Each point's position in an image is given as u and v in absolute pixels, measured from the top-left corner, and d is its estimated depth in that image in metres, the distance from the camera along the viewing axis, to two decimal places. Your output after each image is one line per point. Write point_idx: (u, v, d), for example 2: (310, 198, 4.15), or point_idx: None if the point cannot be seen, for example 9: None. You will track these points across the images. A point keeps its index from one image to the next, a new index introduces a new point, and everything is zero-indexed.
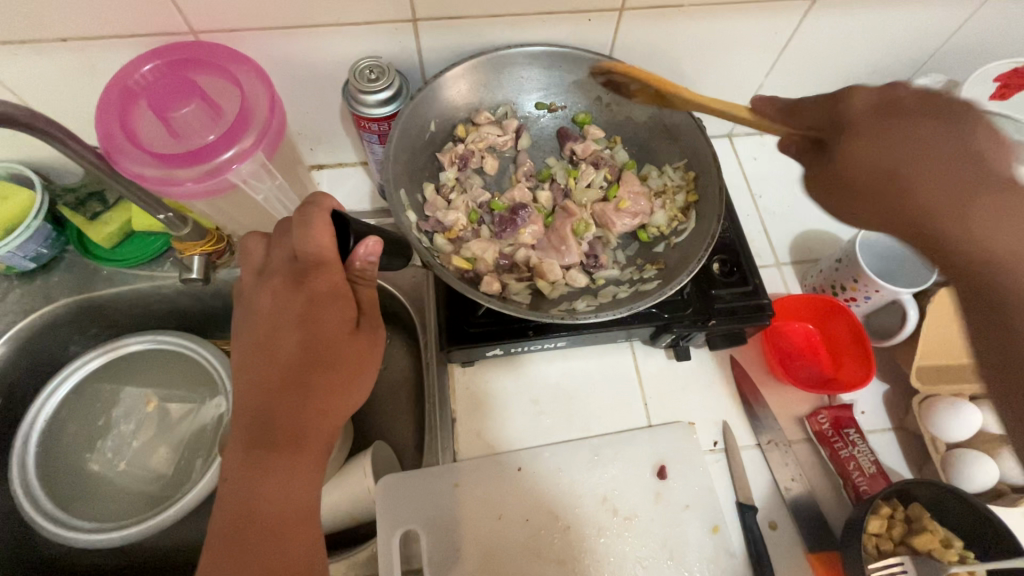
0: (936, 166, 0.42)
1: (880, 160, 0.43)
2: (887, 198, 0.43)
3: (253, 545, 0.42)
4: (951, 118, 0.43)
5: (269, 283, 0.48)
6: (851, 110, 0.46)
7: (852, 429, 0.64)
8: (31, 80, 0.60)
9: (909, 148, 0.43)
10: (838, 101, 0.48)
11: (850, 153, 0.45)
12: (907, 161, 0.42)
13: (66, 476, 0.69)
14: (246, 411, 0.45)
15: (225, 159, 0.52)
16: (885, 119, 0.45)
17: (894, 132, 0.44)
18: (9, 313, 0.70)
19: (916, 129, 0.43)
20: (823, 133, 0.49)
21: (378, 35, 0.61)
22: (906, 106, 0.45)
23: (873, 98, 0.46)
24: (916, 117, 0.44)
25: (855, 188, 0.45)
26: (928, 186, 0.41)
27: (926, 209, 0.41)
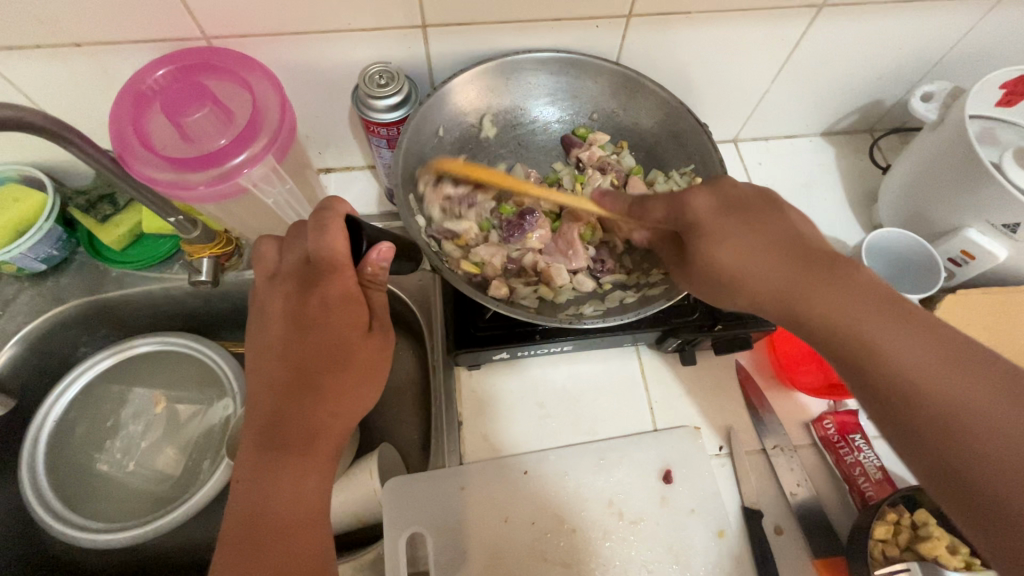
0: (762, 257, 0.47)
1: (729, 260, 0.48)
2: (754, 292, 0.47)
3: (266, 546, 0.42)
4: (747, 207, 0.50)
5: (282, 286, 0.49)
6: (694, 213, 0.50)
7: (858, 435, 0.64)
8: (46, 84, 0.61)
9: (745, 247, 0.48)
10: (681, 203, 0.52)
11: (706, 254, 0.49)
12: (741, 258, 0.48)
13: (75, 476, 0.69)
14: (259, 413, 0.46)
15: (236, 163, 0.53)
16: (719, 218, 0.49)
17: (738, 230, 0.48)
18: (20, 314, 0.70)
19: (743, 228, 0.48)
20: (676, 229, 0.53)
21: (388, 41, 0.62)
22: (733, 208, 0.50)
23: (714, 189, 0.51)
24: (744, 215, 0.49)
25: (717, 287, 0.50)
26: (763, 272, 0.47)
27: (782, 294, 0.46)
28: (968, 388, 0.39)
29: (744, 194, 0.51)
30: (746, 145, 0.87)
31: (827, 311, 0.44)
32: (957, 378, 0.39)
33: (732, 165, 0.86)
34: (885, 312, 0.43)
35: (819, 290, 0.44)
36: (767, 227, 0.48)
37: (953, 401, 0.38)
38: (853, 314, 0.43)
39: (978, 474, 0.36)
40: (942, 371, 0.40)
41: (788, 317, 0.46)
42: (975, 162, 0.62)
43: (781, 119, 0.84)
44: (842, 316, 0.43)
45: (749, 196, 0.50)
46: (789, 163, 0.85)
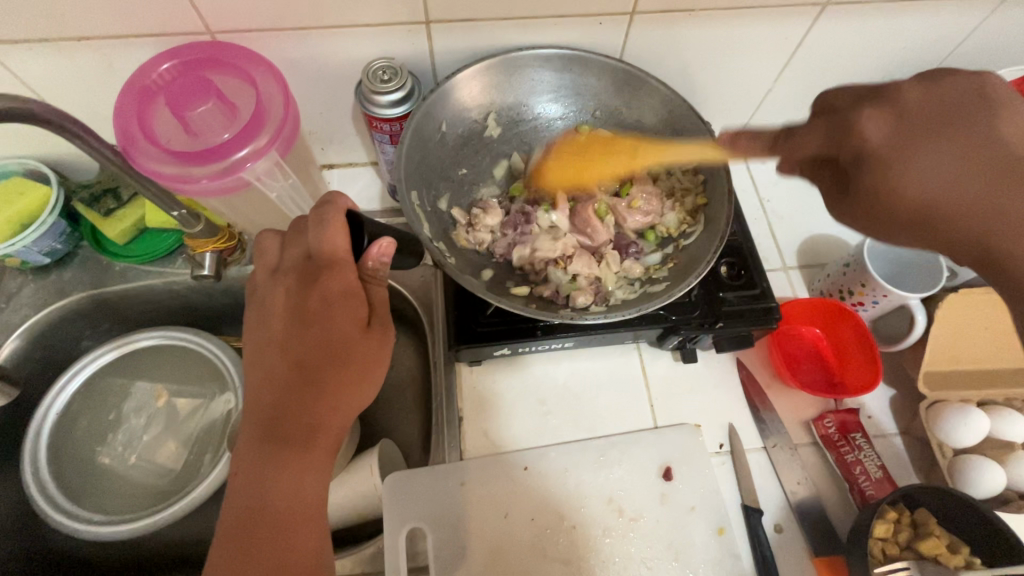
0: (975, 189, 0.41)
1: (925, 190, 0.42)
2: (928, 222, 0.42)
3: (265, 538, 0.42)
4: (980, 122, 0.42)
5: (283, 281, 0.49)
6: (869, 139, 0.44)
7: (858, 434, 0.64)
8: (51, 78, 0.61)
9: (949, 175, 0.42)
10: (851, 129, 0.45)
11: (899, 183, 0.42)
12: (937, 185, 0.41)
13: (77, 469, 0.69)
14: (259, 407, 0.46)
15: (240, 157, 0.53)
16: (903, 142, 0.43)
17: (925, 153, 0.42)
18: (23, 307, 0.71)
19: (950, 152, 0.42)
20: (837, 158, 0.46)
21: (392, 37, 0.62)
22: (919, 124, 0.43)
23: (888, 111, 0.44)
24: (944, 134, 0.42)
25: (896, 223, 0.44)
26: (970, 201, 0.41)
27: (977, 225, 0.41)
28: None
29: (941, 107, 0.43)
30: None
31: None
32: None
33: (734, 164, 0.86)
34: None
35: (1017, 213, 0.40)
36: (962, 139, 0.42)
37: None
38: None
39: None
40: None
41: (969, 248, 0.42)
42: None
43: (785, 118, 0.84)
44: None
45: (948, 110, 0.43)
46: None
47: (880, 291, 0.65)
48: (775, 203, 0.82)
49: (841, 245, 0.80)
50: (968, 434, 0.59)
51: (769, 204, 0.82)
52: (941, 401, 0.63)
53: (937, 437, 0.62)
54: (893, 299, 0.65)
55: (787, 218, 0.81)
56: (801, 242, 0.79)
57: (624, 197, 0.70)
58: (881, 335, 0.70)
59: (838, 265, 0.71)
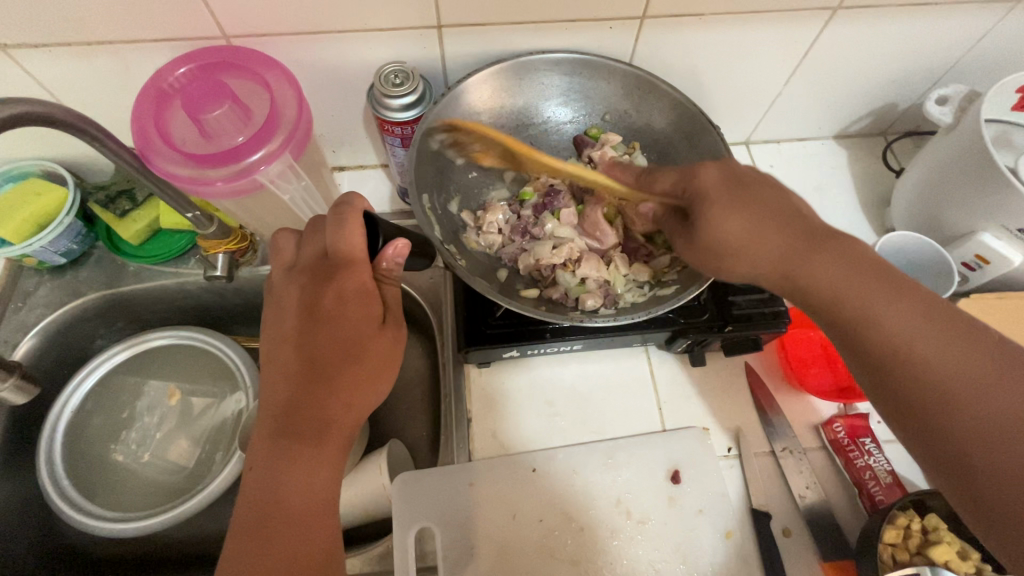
0: (772, 229, 0.48)
1: (735, 230, 0.48)
2: (741, 256, 0.49)
3: (277, 535, 0.42)
4: (766, 185, 0.50)
5: (298, 279, 0.50)
6: (701, 184, 0.50)
7: (868, 438, 0.64)
8: (69, 81, 0.62)
9: (752, 217, 0.48)
10: (689, 177, 0.51)
11: (713, 223, 0.49)
12: (746, 226, 0.48)
13: (91, 467, 0.70)
14: (273, 404, 0.46)
15: (254, 160, 0.54)
16: (725, 192, 0.49)
17: (734, 204, 0.48)
18: (39, 306, 0.72)
19: (753, 199, 0.49)
20: (678, 202, 0.53)
21: (405, 41, 0.62)
22: (744, 179, 0.50)
23: (714, 170, 0.51)
24: (748, 189, 0.50)
25: (719, 256, 0.50)
26: (768, 240, 0.48)
27: (774, 263, 0.48)
28: (959, 363, 0.42)
29: (750, 172, 0.52)
30: (758, 147, 0.87)
31: (825, 280, 0.46)
32: (948, 350, 0.43)
33: None
34: (869, 278, 0.46)
35: (805, 254, 0.47)
36: (763, 195, 0.49)
37: (918, 347, 0.43)
38: (853, 279, 0.46)
39: (960, 430, 0.41)
40: (933, 344, 0.43)
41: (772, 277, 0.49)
42: (991, 166, 0.61)
43: (793, 121, 0.84)
44: (823, 279, 0.47)
45: (753, 174, 0.51)
46: (801, 166, 0.85)
47: None
48: None
49: None
50: None
51: None
52: None
53: None
54: None
55: None
56: None
57: None
58: None
59: None
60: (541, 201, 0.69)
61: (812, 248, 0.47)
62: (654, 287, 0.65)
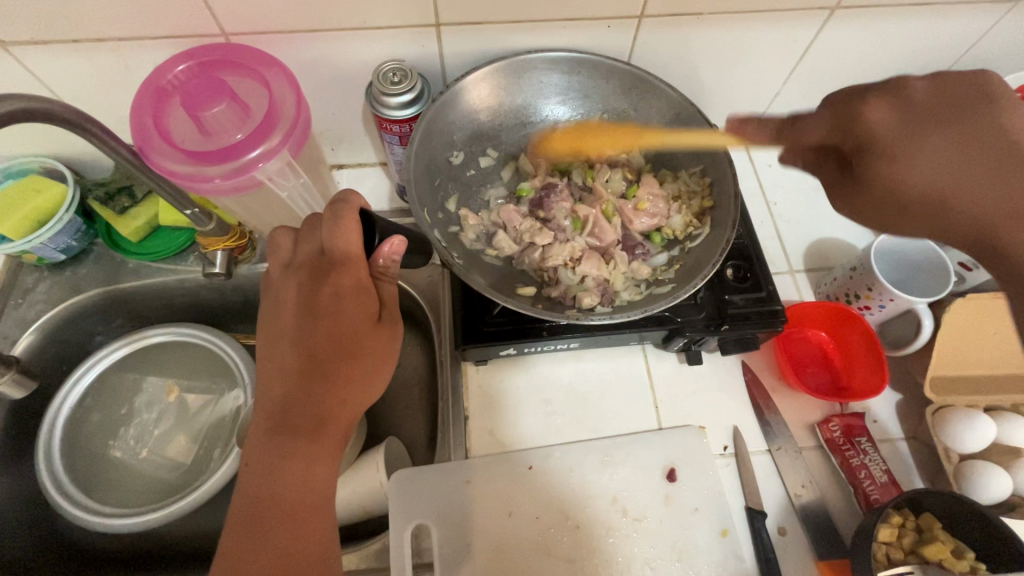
0: (982, 174, 0.44)
1: (936, 177, 0.44)
2: (936, 204, 0.45)
3: (273, 531, 0.43)
4: (970, 110, 0.45)
5: (296, 276, 0.50)
6: (873, 126, 0.46)
7: (864, 438, 0.64)
8: (68, 78, 0.63)
9: (954, 163, 0.44)
10: (854, 118, 0.47)
11: (901, 172, 0.45)
12: (953, 171, 0.44)
13: (89, 463, 0.71)
14: (270, 400, 0.47)
15: (252, 157, 0.54)
16: (911, 130, 0.45)
17: (923, 143, 0.45)
18: (38, 303, 0.72)
19: (960, 135, 0.44)
20: (845, 149, 0.49)
21: (403, 39, 0.63)
22: (928, 112, 0.46)
23: (886, 105, 0.46)
24: (949, 117, 0.45)
25: (904, 206, 0.46)
26: (977, 185, 0.44)
27: (981, 209, 0.44)
28: None
29: (954, 98, 0.46)
30: (756, 147, 0.87)
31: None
32: None
33: (742, 167, 0.86)
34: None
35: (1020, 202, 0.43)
36: (969, 128, 0.45)
37: None
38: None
39: None
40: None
41: (968, 228, 0.45)
42: None
43: None
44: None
45: (950, 100, 0.46)
46: None
47: (886, 295, 0.65)
48: (782, 207, 0.82)
49: (848, 249, 0.79)
50: (971, 438, 0.60)
51: (776, 207, 0.82)
52: (945, 406, 0.63)
53: (943, 442, 0.62)
54: (900, 303, 0.65)
55: (795, 221, 0.81)
56: (808, 245, 0.79)
57: (631, 199, 0.69)
58: (888, 340, 0.70)
59: (844, 268, 0.71)
60: (537, 197, 0.70)
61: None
62: (652, 287, 0.65)
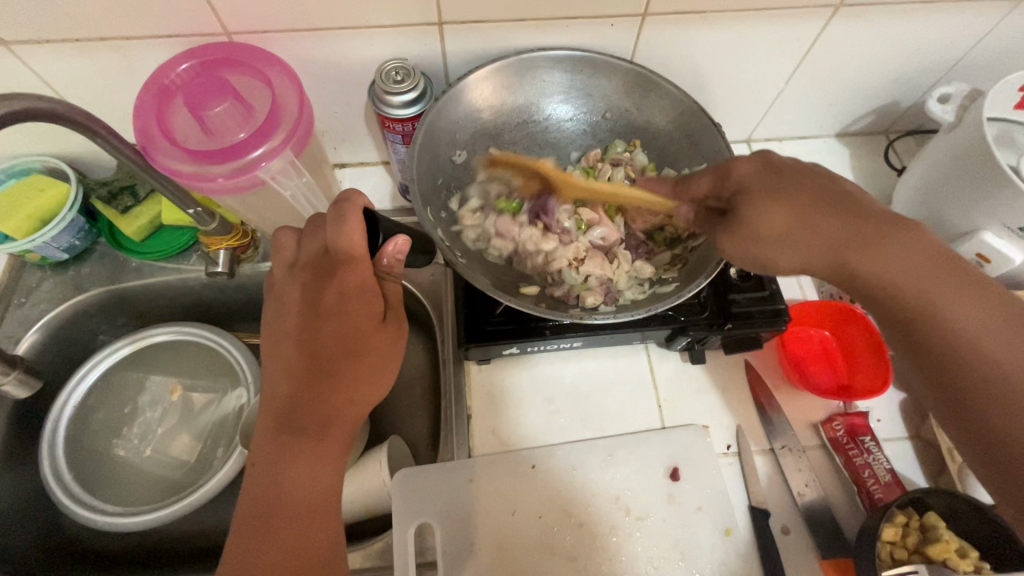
0: (827, 216, 0.48)
1: (789, 218, 0.49)
2: (797, 244, 0.48)
3: (279, 531, 0.43)
4: (818, 172, 0.52)
5: (301, 275, 0.50)
6: (739, 177, 0.53)
7: (868, 437, 0.64)
8: (71, 77, 0.63)
9: (808, 206, 0.49)
10: (727, 170, 0.54)
11: (766, 213, 0.49)
12: (798, 213, 0.48)
13: (93, 462, 0.71)
14: (275, 399, 0.47)
15: (255, 156, 0.54)
16: (771, 181, 0.51)
17: (771, 195, 0.50)
18: (42, 302, 0.72)
19: (805, 186, 0.50)
20: (726, 194, 0.54)
21: (405, 38, 0.62)
22: (781, 170, 0.52)
23: (749, 163, 0.53)
24: (798, 177, 0.51)
25: (772, 248, 0.49)
26: (821, 224, 0.48)
27: (832, 247, 0.48)
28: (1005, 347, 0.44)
29: (800, 166, 0.52)
30: (759, 146, 0.87)
31: (881, 270, 0.47)
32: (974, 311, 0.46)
33: None
34: (924, 265, 0.47)
35: (862, 243, 0.47)
36: (814, 183, 0.50)
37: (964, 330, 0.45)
38: (898, 264, 0.47)
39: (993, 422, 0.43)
40: (990, 328, 0.45)
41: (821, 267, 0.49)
42: (992, 164, 0.61)
43: (796, 119, 0.83)
44: (889, 272, 0.47)
45: (799, 167, 0.52)
46: None
47: None
48: None
49: None
50: None
51: None
52: None
53: (947, 441, 0.62)
54: None
55: None
56: None
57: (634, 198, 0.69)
58: None
59: None
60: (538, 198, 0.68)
61: (875, 234, 0.47)
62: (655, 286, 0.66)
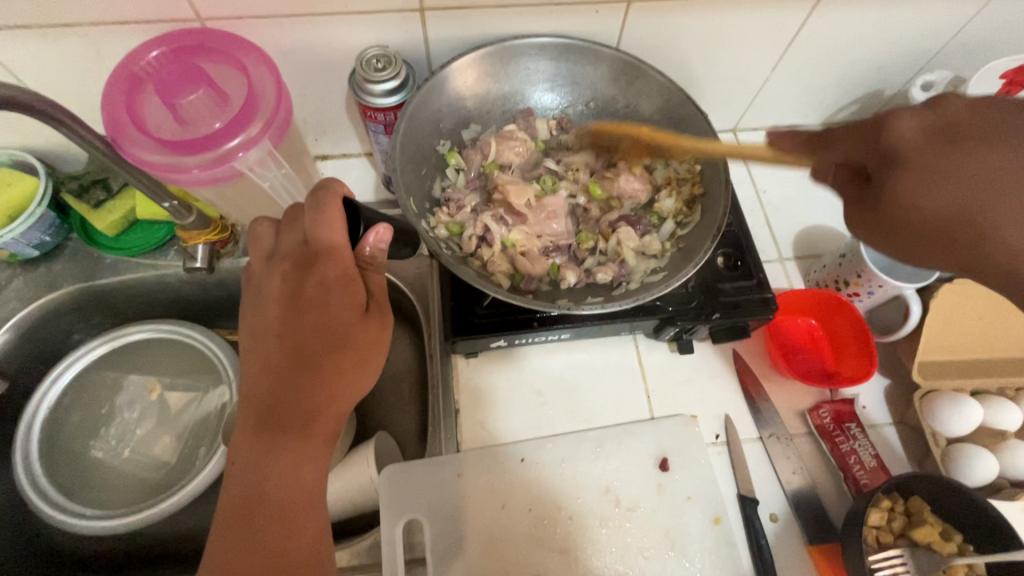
0: (1015, 208, 0.41)
1: (946, 196, 0.42)
2: (931, 225, 0.43)
3: (262, 530, 0.42)
4: (1013, 138, 0.42)
5: (279, 266, 0.48)
6: (900, 136, 0.45)
7: (854, 423, 0.65)
8: (36, 65, 0.60)
9: (972, 184, 0.42)
10: (880, 129, 0.47)
11: (902, 192, 0.44)
12: (966, 192, 0.42)
13: (70, 465, 0.69)
14: (254, 395, 0.45)
15: (231, 146, 0.52)
16: (935, 143, 0.44)
17: (936, 166, 0.43)
18: (10, 301, 0.69)
19: (980, 164, 0.42)
20: (864, 163, 0.48)
21: (386, 25, 0.61)
22: (959, 131, 0.44)
23: (914, 122, 0.46)
24: (976, 145, 0.43)
25: (919, 230, 0.44)
26: (1007, 214, 0.41)
27: (1019, 249, 0.41)
28: None
29: (984, 113, 0.44)
30: (746, 135, 0.87)
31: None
32: None
33: (731, 154, 0.85)
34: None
35: None
36: (1000, 159, 0.42)
37: None
38: None
39: None
40: None
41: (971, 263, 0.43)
42: None
43: (782, 108, 0.83)
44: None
45: (989, 115, 0.44)
46: None
47: (875, 282, 0.65)
48: (772, 194, 0.82)
49: (836, 235, 0.79)
50: (961, 422, 0.60)
51: (766, 195, 0.82)
52: (935, 391, 0.64)
53: (931, 426, 0.62)
54: (888, 290, 0.65)
55: (783, 208, 0.81)
56: (798, 232, 0.79)
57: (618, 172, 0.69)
58: (877, 326, 0.71)
59: (834, 256, 0.71)
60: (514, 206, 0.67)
61: None
62: (649, 274, 0.64)
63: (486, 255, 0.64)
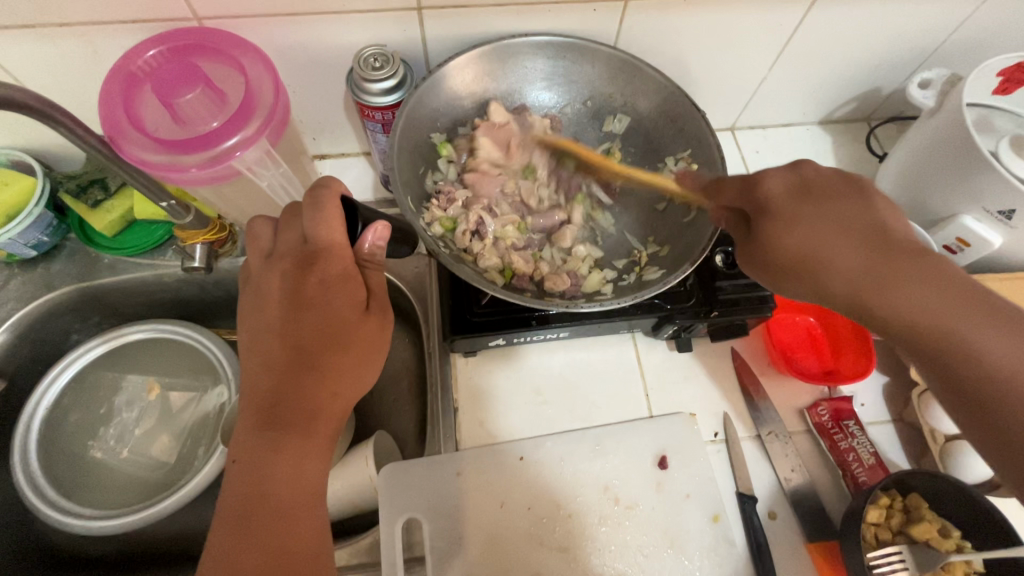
0: (850, 256, 0.44)
1: (797, 242, 0.47)
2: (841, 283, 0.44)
3: (263, 529, 0.42)
4: (864, 201, 0.47)
5: (279, 265, 0.48)
6: (769, 189, 0.51)
7: (852, 421, 0.65)
8: (34, 65, 0.60)
9: (820, 230, 0.46)
10: (752, 185, 0.52)
11: (774, 235, 0.48)
12: (818, 236, 0.46)
13: (68, 465, 0.69)
14: (255, 392, 0.45)
15: (229, 145, 0.52)
16: (794, 198, 0.49)
17: (801, 216, 0.48)
18: (8, 301, 0.69)
19: (824, 210, 0.47)
20: (749, 212, 0.53)
21: (384, 24, 0.61)
22: (805, 192, 0.49)
23: (784, 179, 0.50)
24: (818, 200, 0.48)
25: (783, 272, 0.49)
26: (843, 255, 0.44)
27: (853, 282, 0.44)
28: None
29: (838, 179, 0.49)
30: (744, 133, 0.87)
31: (983, 346, 0.38)
32: (975, 320, 0.39)
33: (729, 153, 0.85)
34: (956, 300, 0.40)
35: (902, 285, 0.41)
36: (851, 218, 0.46)
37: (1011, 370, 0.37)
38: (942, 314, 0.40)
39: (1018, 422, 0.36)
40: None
41: (831, 302, 0.46)
42: (972, 151, 0.61)
43: (779, 107, 0.84)
44: (985, 347, 0.38)
45: (831, 184, 0.49)
46: (785, 151, 0.85)
47: None
48: None
49: None
50: None
51: None
52: (933, 388, 0.64)
53: (930, 423, 0.62)
54: None
55: None
56: None
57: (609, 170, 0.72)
58: None
59: None
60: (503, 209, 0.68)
61: (906, 268, 0.42)
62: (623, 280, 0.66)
63: (479, 252, 0.64)
